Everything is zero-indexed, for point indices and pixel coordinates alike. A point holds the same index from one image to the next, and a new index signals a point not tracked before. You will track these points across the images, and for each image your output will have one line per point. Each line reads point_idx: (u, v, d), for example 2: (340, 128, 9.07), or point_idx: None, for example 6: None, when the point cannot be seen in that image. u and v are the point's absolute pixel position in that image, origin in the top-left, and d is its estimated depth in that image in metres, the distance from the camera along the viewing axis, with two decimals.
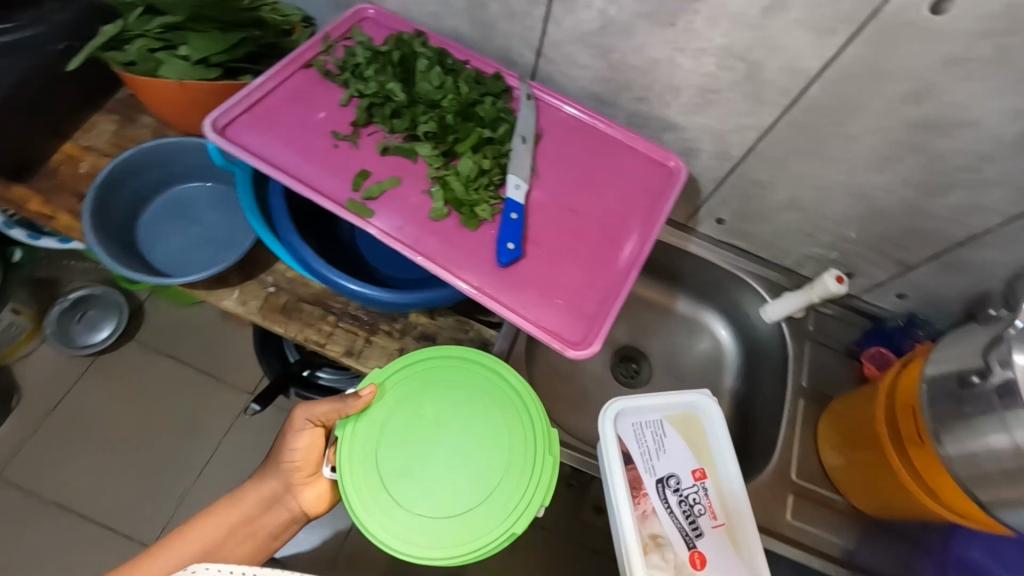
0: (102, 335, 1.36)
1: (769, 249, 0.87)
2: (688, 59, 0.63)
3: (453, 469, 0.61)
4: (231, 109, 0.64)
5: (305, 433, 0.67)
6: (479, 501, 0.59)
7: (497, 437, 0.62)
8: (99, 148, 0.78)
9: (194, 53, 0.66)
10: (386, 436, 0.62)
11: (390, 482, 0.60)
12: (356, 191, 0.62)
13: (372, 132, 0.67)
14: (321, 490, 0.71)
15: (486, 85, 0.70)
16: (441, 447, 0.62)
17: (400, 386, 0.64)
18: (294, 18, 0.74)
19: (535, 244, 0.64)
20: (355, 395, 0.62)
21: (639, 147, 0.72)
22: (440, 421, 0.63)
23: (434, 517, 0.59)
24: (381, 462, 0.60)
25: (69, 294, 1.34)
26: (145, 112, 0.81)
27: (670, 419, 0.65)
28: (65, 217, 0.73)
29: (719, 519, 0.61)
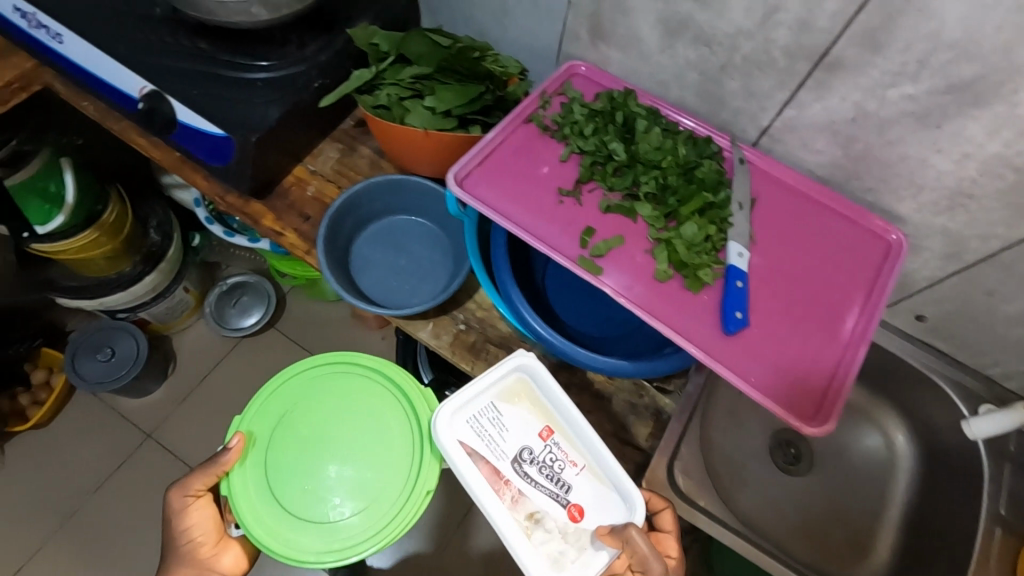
0: (250, 320, 1.56)
1: (972, 354, 0.81)
2: (946, 162, 0.60)
3: (347, 469, 0.69)
4: (468, 162, 0.67)
5: (195, 508, 0.72)
6: (395, 485, 0.69)
7: (373, 416, 0.72)
8: (323, 173, 0.85)
9: (439, 103, 0.70)
10: (269, 454, 0.70)
11: (304, 492, 0.68)
12: (584, 248, 0.63)
13: (591, 188, 0.68)
14: (235, 554, 0.75)
15: (699, 147, 0.70)
16: (319, 445, 0.70)
17: (282, 396, 0.73)
18: (511, 70, 0.77)
19: (758, 311, 0.63)
20: (227, 448, 0.68)
21: (856, 215, 0.68)
22: (307, 438, 0.71)
23: (351, 510, 0.68)
24: (280, 494, 0.68)
25: (228, 281, 1.56)
26: (365, 143, 0.87)
27: (497, 395, 0.65)
28: (292, 236, 0.80)
29: (579, 463, 0.64)
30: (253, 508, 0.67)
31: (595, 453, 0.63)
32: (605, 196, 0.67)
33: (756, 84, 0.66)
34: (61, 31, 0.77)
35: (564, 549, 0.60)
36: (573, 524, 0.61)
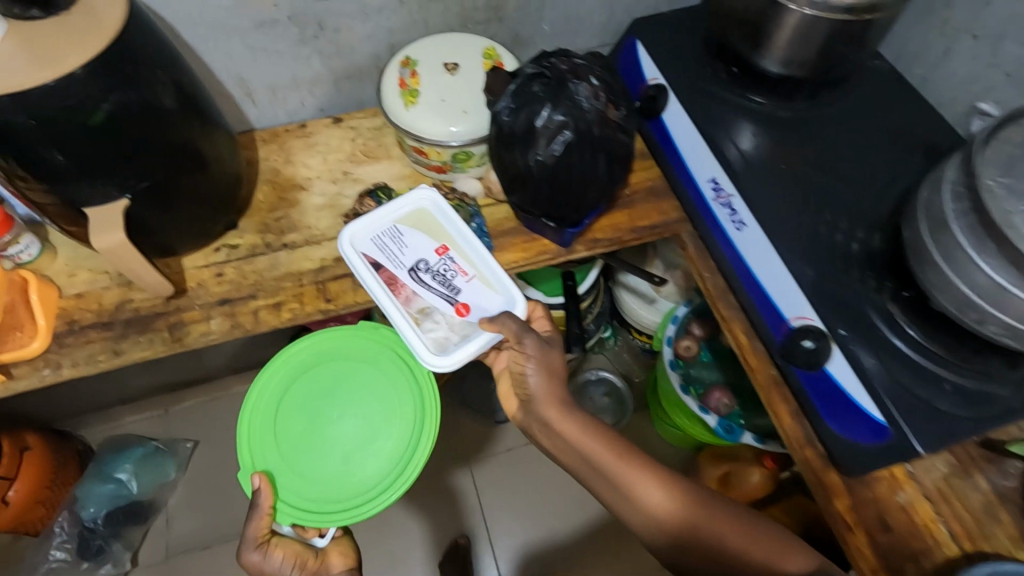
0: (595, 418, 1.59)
1: None
2: None
3: (317, 424, 0.84)
4: None
5: (274, 550, 0.80)
6: (369, 409, 0.85)
7: (295, 385, 0.87)
8: (923, 484, 0.69)
9: None
10: (273, 444, 0.83)
11: (346, 452, 0.83)
12: None
13: None
14: (342, 550, 0.87)
15: None
16: (307, 418, 0.85)
17: (258, 413, 0.85)
18: None
19: None
20: (258, 493, 0.78)
21: None
22: (258, 424, 0.84)
23: (385, 444, 0.83)
24: (328, 487, 0.81)
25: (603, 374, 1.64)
26: (986, 473, 0.69)
27: (399, 219, 0.85)
28: (862, 537, 0.67)
29: (469, 273, 0.82)
30: (334, 487, 0.81)
31: (484, 265, 0.82)
32: None
33: None
34: (749, 223, 0.77)
35: (448, 335, 0.80)
36: (460, 319, 0.81)
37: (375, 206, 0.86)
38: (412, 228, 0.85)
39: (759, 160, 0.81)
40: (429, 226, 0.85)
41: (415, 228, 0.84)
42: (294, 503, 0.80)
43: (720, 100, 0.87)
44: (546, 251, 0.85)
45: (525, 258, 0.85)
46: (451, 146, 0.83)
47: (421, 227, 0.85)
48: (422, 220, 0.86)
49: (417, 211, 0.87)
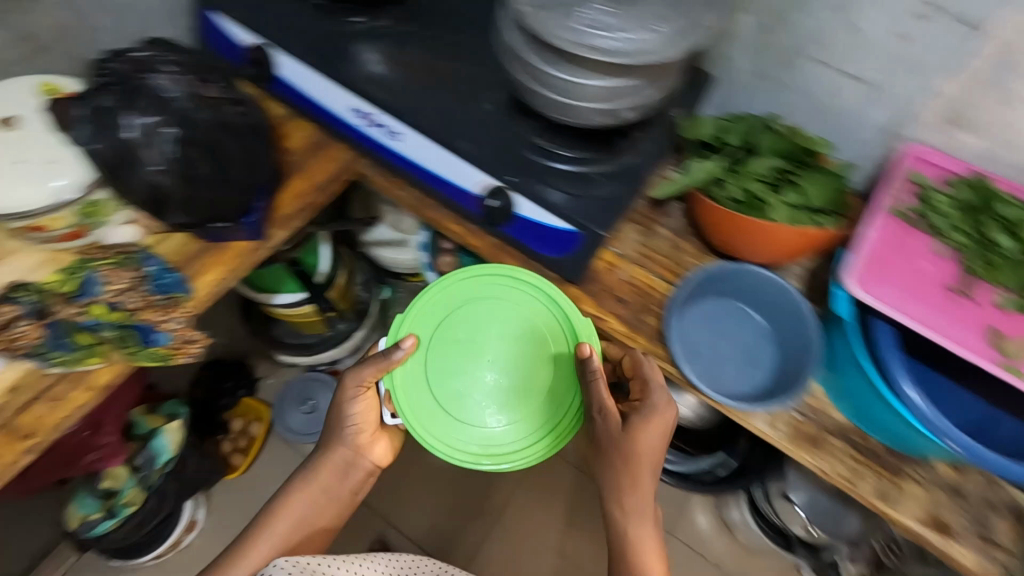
0: None
1: None
2: None
3: (510, 351, 0.78)
4: (852, 263, 0.66)
5: (363, 400, 0.78)
6: (514, 391, 0.78)
7: (531, 333, 0.79)
8: (629, 256, 0.86)
9: (801, 199, 0.70)
10: (434, 334, 0.78)
11: (470, 393, 0.77)
12: (998, 355, 0.61)
13: (980, 287, 0.65)
14: (383, 447, 0.82)
15: (966, 205, 0.69)
16: (483, 317, 0.79)
17: (437, 302, 0.80)
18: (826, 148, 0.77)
19: None
20: (398, 348, 0.75)
21: None
22: (502, 355, 0.78)
23: (491, 424, 0.77)
24: (435, 396, 0.77)
25: None
26: (661, 224, 0.88)
27: None
28: (613, 320, 0.81)
29: None
30: (413, 388, 0.77)
31: None
32: (997, 295, 0.65)
33: None
34: (403, 130, 0.81)
35: None
36: None
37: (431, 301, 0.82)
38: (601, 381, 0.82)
39: (382, 71, 0.83)
40: (100, 295, 0.73)
41: (82, 308, 0.72)
42: (398, 387, 0.77)
43: (323, 29, 0.85)
44: (247, 252, 0.81)
45: (226, 269, 0.80)
46: (64, 202, 0.71)
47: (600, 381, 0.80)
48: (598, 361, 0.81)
49: (74, 289, 0.73)
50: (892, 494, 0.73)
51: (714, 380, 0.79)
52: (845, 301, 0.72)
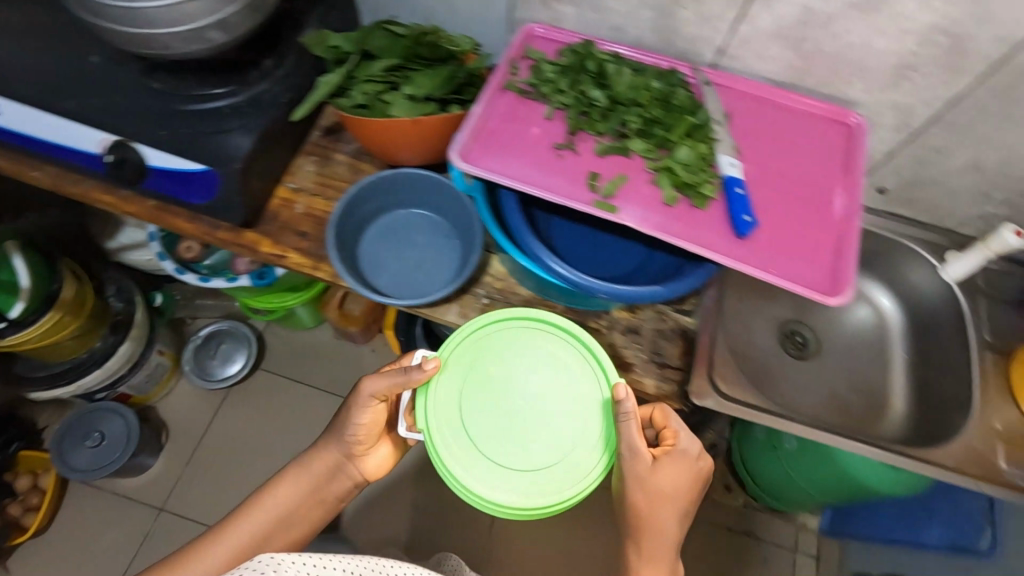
0: (233, 367, 1.61)
1: (932, 213, 0.92)
2: (887, 40, 0.67)
3: (549, 391, 0.68)
4: (463, 140, 0.68)
5: (371, 410, 0.73)
6: (563, 436, 0.66)
7: (578, 376, 0.69)
8: (307, 189, 0.84)
9: (418, 91, 0.72)
10: (467, 376, 0.69)
11: (531, 437, 0.66)
12: (595, 193, 0.67)
13: (582, 138, 0.71)
14: (380, 459, 0.79)
15: (570, 69, 0.74)
16: (517, 372, 0.69)
17: (461, 349, 0.70)
18: (464, 45, 0.78)
19: (762, 211, 0.68)
20: (419, 367, 0.67)
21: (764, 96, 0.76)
22: (547, 393, 0.68)
23: (513, 471, 0.65)
24: (482, 449, 0.65)
25: (201, 333, 1.61)
26: (338, 150, 0.87)
27: None
28: (295, 255, 0.80)
29: None
30: (473, 443, 0.66)
31: None
32: (597, 142, 0.71)
33: (708, 8, 0.71)
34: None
35: None
36: None
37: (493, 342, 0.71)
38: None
39: None
40: None
41: None
42: (425, 405, 0.67)
43: None
44: None
45: None
46: None
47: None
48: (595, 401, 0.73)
49: None
50: None
51: (400, 286, 0.80)
52: (460, 179, 0.68)
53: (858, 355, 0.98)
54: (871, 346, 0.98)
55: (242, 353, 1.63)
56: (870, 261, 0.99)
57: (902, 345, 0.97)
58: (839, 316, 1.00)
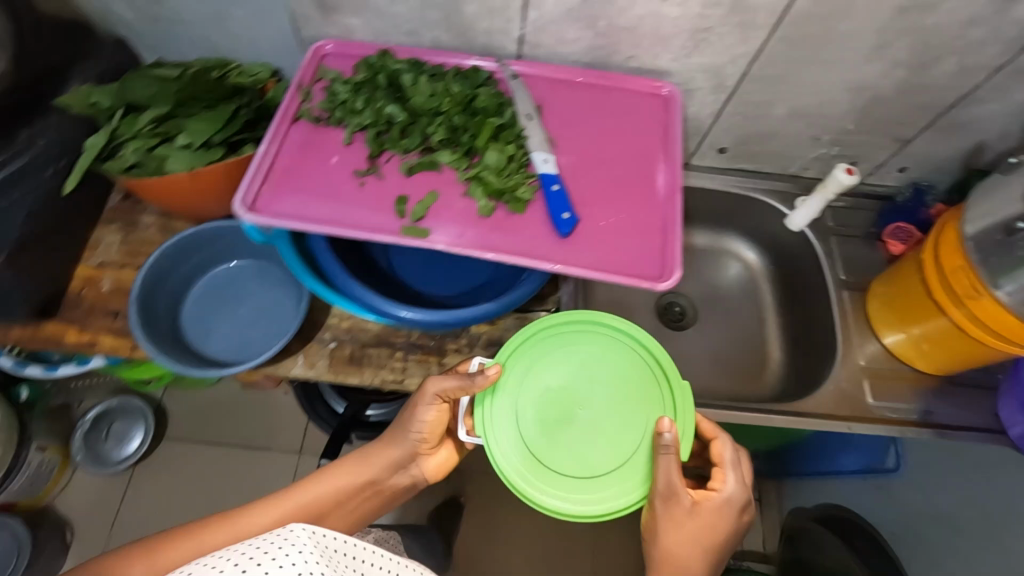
0: (134, 444, 1.42)
1: (775, 163, 0.92)
2: (674, 7, 0.65)
3: (614, 395, 0.65)
4: (251, 185, 0.62)
5: (434, 408, 0.69)
6: (627, 435, 0.63)
7: (644, 380, 0.65)
8: (113, 261, 0.76)
9: (193, 139, 0.65)
10: (529, 381, 0.65)
11: (601, 434, 0.63)
12: (404, 218, 0.62)
13: (387, 158, 0.66)
14: (438, 461, 0.77)
15: (365, 86, 0.69)
16: (579, 380, 0.65)
17: (526, 352, 0.66)
18: (263, 75, 0.75)
19: (583, 204, 0.66)
20: (481, 371, 0.63)
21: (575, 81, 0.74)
22: (616, 394, 0.65)
23: (572, 475, 0.61)
24: (538, 446, 0.62)
25: (87, 416, 1.40)
26: (144, 211, 0.79)
27: None
28: (107, 339, 0.71)
29: None
30: (535, 449, 0.62)
31: None
32: (403, 161, 0.66)
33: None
34: None
35: None
36: None
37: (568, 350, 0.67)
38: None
39: None
40: None
41: None
42: (483, 412, 0.64)
43: None
44: None
45: None
46: None
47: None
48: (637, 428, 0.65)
49: None
50: (437, 374, 0.75)
51: (239, 351, 0.73)
52: (255, 233, 0.61)
53: (735, 313, 0.98)
54: (745, 302, 0.99)
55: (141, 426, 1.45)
56: (729, 219, 0.99)
57: (772, 295, 0.98)
58: (711, 278, 1.01)
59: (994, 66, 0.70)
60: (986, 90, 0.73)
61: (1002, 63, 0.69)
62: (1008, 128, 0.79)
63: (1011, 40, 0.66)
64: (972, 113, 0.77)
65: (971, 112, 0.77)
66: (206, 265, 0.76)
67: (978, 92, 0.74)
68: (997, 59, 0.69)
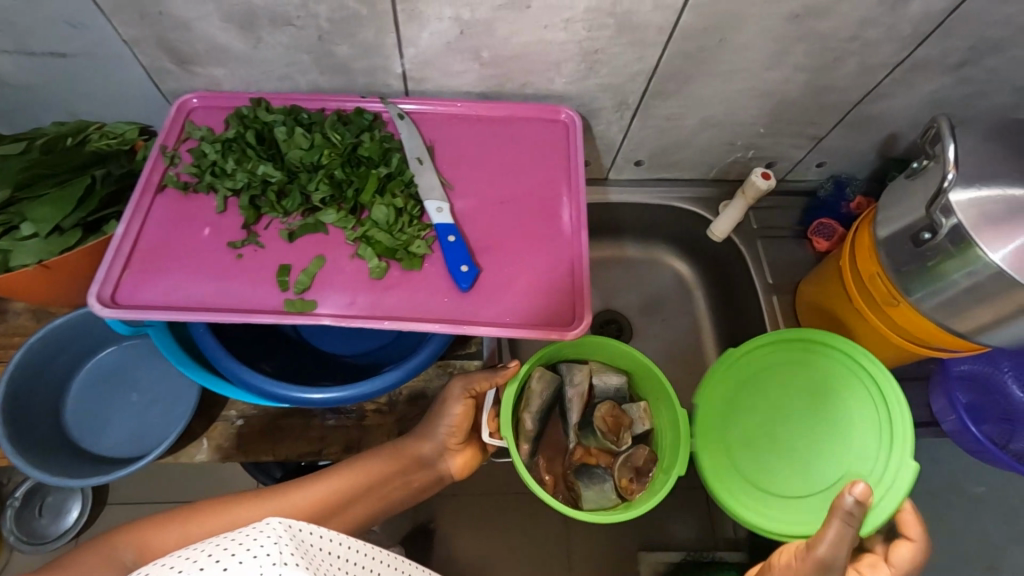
0: (73, 516, 1.20)
1: (695, 170, 0.89)
2: (558, 32, 0.61)
3: None
4: (109, 273, 0.56)
5: (462, 408, 0.69)
6: None
7: None
8: None
9: (41, 226, 0.59)
10: None
11: None
12: (287, 290, 0.57)
13: (266, 224, 0.61)
14: (467, 458, 0.74)
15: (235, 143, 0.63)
16: None
17: None
18: (130, 134, 0.67)
19: (483, 252, 0.62)
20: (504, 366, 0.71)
21: (468, 115, 0.69)
22: None
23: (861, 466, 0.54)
24: None
25: (15, 492, 1.17)
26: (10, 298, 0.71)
27: None
28: None
29: None
30: None
31: None
32: (285, 224, 0.61)
33: (363, 39, 0.61)
34: None
35: None
36: None
37: (584, 378, 0.80)
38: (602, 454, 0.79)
39: None
40: None
41: None
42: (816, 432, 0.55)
43: None
44: None
45: None
46: None
47: (614, 445, 0.79)
48: (635, 426, 0.80)
49: None
50: (357, 439, 0.71)
51: (141, 442, 0.67)
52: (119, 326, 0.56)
53: (672, 324, 0.96)
54: (681, 311, 0.97)
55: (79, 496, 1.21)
56: (656, 229, 0.96)
57: (706, 301, 0.97)
58: (646, 290, 0.98)
59: (894, 63, 0.68)
60: (890, 85, 0.72)
61: (901, 60, 0.67)
62: (917, 118, 0.78)
63: (907, 37, 0.64)
64: (879, 107, 0.76)
65: (879, 106, 0.76)
66: (89, 351, 0.70)
67: (882, 88, 0.72)
68: (896, 56, 0.67)
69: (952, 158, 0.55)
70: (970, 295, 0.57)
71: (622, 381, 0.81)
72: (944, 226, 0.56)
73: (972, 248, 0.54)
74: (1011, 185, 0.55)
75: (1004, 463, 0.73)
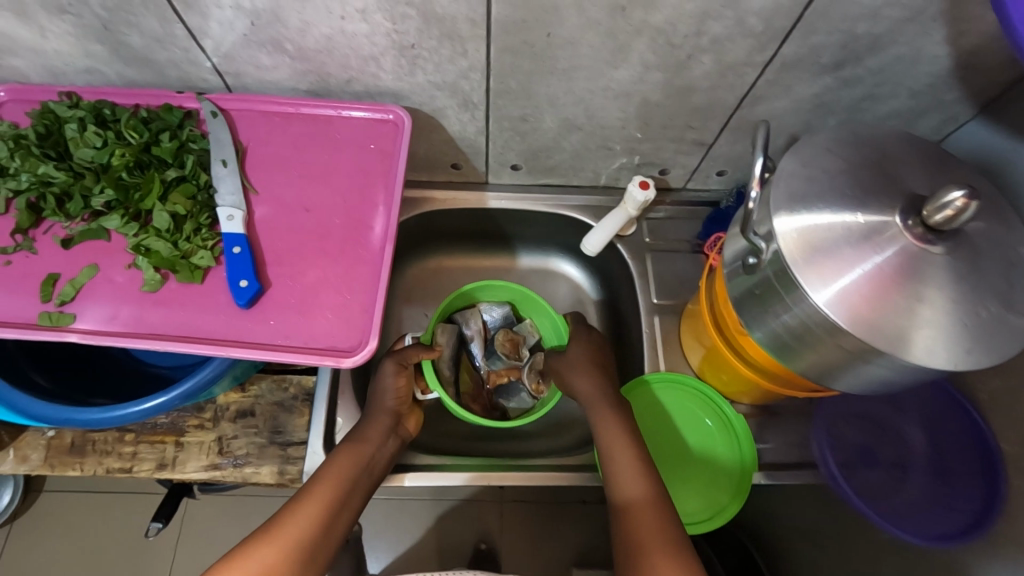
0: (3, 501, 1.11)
1: (580, 176, 0.81)
2: (358, 24, 0.54)
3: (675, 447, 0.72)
4: None
5: (399, 374, 0.68)
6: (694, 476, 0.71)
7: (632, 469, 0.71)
8: None
9: None
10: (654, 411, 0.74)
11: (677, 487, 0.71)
12: (49, 301, 0.53)
13: (47, 229, 0.57)
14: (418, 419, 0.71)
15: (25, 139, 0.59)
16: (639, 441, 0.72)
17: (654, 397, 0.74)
18: None
19: (273, 267, 0.57)
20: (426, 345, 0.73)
21: (294, 115, 0.64)
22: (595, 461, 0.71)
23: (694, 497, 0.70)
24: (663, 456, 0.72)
25: None
26: None
27: None
28: None
29: None
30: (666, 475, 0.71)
31: None
32: (67, 229, 0.57)
33: (150, 29, 0.55)
34: None
35: None
36: None
37: (478, 319, 0.83)
38: (511, 370, 0.81)
39: None
40: None
41: None
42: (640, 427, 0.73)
43: None
44: None
45: None
46: None
47: (515, 361, 0.82)
48: (528, 340, 0.83)
49: None
50: (172, 456, 0.67)
51: None
52: None
53: None
54: None
55: (9, 481, 1.11)
56: (549, 237, 0.89)
57: (600, 317, 0.90)
58: None
59: (758, 62, 0.60)
60: (765, 88, 0.64)
61: (764, 59, 0.59)
62: (810, 123, 0.69)
63: (761, 34, 0.56)
64: (762, 111, 0.67)
65: (760, 110, 0.67)
66: None
67: (757, 91, 0.64)
68: (757, 55, 0.59)
69: (755, 175, 0.49)
70: (796, 334, 0.50)
71: (509, 310, 0.84)
72: (765, 251, 0.49)
73: (788, 281, 0.47)
74: (843, 206, 0.46)
75: (879, 523, 0.62)
